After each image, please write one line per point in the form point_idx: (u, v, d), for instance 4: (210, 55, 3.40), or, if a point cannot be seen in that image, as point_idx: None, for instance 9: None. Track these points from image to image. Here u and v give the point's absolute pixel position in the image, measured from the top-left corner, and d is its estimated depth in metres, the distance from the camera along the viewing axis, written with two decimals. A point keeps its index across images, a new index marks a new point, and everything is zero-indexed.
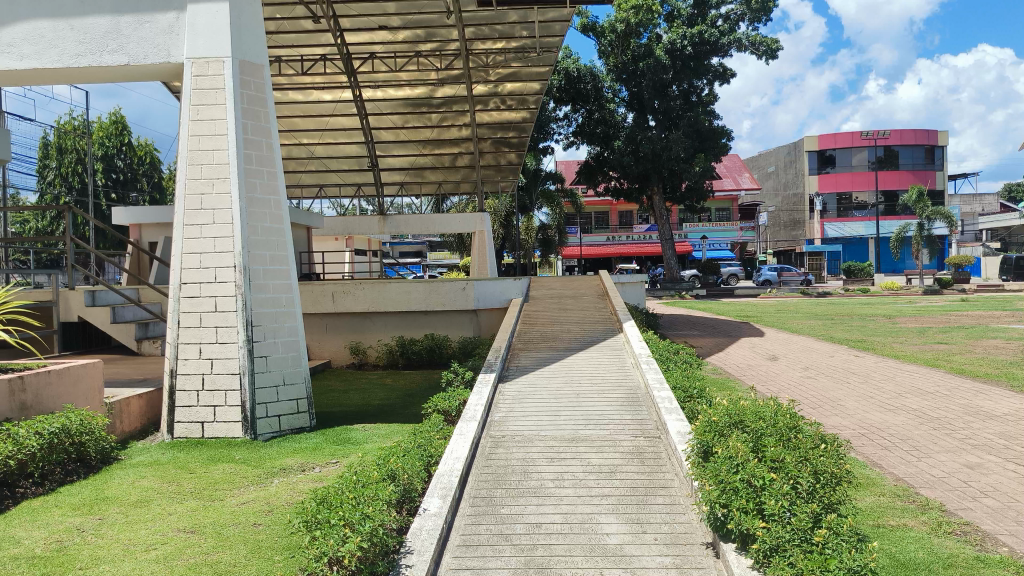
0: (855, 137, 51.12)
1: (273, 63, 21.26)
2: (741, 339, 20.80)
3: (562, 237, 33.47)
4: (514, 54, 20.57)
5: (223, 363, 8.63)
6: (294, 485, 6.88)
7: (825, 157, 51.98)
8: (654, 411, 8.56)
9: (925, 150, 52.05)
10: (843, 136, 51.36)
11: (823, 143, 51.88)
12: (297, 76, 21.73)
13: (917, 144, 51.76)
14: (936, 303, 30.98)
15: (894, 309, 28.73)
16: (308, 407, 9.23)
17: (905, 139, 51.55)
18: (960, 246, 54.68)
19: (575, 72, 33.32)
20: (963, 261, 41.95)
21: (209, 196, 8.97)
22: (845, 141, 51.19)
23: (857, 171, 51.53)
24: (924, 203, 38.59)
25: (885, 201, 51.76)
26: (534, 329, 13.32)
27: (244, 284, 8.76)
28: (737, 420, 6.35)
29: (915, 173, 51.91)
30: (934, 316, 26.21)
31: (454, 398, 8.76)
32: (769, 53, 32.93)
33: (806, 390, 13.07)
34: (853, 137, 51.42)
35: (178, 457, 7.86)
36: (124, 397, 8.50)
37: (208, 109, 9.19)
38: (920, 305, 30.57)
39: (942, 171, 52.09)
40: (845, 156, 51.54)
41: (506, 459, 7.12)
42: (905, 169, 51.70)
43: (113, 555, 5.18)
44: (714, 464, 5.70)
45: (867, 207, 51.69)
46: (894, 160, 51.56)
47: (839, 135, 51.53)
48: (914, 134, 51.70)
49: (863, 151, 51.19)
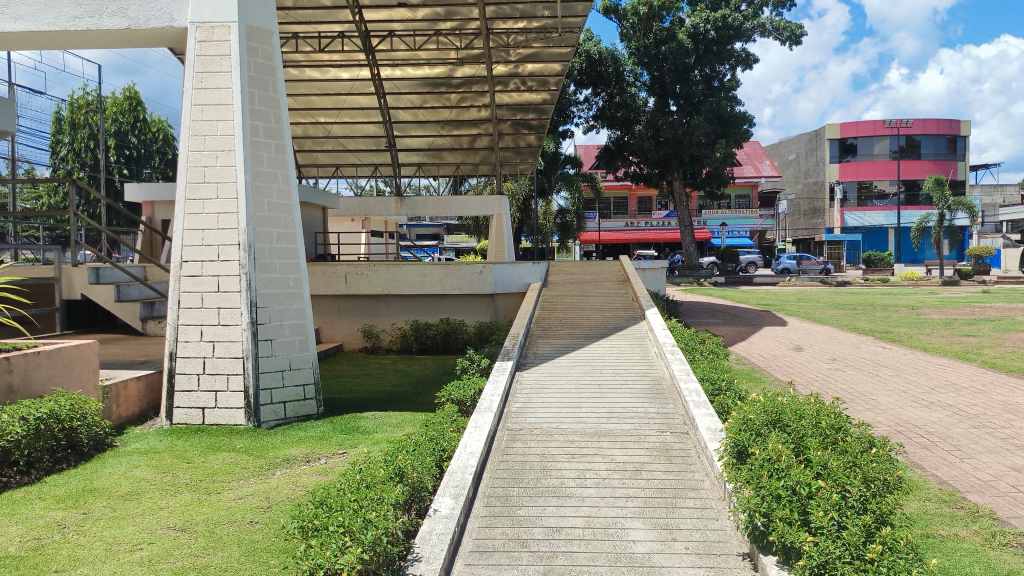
0: (877, 125, 49.55)
1: (290, 39, 20.24)
2: (764, 328, 20.13)
3: (581, 222, 32.82)
4: (535, 34, 19.69)
5: (225, 346, 8.17)
6: (297, 479, 6.48)
7: (847, 145, 50.42)
8: (679, 404, 8.03)
9: (948, 140, 50.39)
10: (866, 124, 49.64)
11: (845, 131, 50.25)
12: (314, 54, 20.98)
13: (940, 134, 50.12)
14: (959, 295, 29.85)
15: (916, 300, 27.69)
16: (315, 394, 8.78)
17: (928, 128, 49.77)
18: (981, 236, 53.00)
19: (596, 54, 32.17)
20: (985, 252, 39.83)
21: (212, 168, 8.46)
22: (868, 129, 49.54)
23: (878, 159, 50.04)
24: (942, 192, 36.85)
25: (906, 190, 50.27)
26: (553, 315, 12.77)
27: (249, 263, 8.27)
28: (775, 418, 5.70)
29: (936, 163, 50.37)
30: (959, 307, 25.23)
31: (470, 387, 8.21)
32: (793, 38, 31.63)
33: (837, 383, 12.48)
34: (877, 125, 49.69)
35: (175, 445, 7.45)
36: (121, 379, 8.14)
37: (213, 77, 8.62)
38: (942, 296, 29.57)
39: (964, 161, 50.46)
40: (867, 146, 50.00)
41: (523, 455, 6.61)
42: (927, 159, 50.11)
43: (94, 556, 4.81)
44: (752, 468, 5.12)
45: (887, 196, 50.14)
46: (916, 149, 49.95)
47: (862, 123, 49.82)
48: (936, 123, 49.92)
49: (884, 139, 49.68)
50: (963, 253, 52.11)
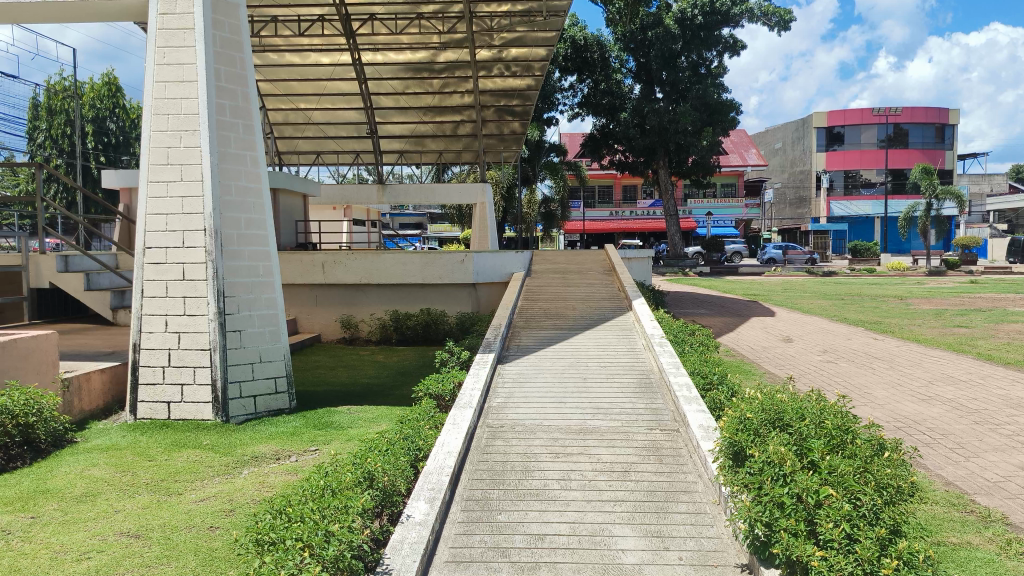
0: (865, 113, 49.32)
1: (269, 23, 19.57)
2: (752, 319, 19.86)
3: (565, 211, 32.24)
4: (520, 18, 19.01)
5: (191, 337, 7.72)
6: (264, 479, 6.10)
7: (834, 134, 50.05)
8: (669, 399, 7.73)
9: (936, 128, 50.48)
10: (854, 113, 49.45)
11: (833, 120, 49.98)
12: (294, 38, 20.32)
13: (927, 123, 50.07)
14: (947, 285, 29.78)
15: (904, 290, 27.61)
16: (287, 387, 8.36)
17: (915, 116, 49.70)
18: (968, 227, 53.17)
19: (581, 40, 31.52)
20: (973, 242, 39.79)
21: (176, 149, 7.94)
22: (855, 118, 49.38)
23: (865, 149, 49.70)
24: (931, 181, 36.77)
25: (892, 179, 50.12)
26: (536, 306, 12.39)
27: (215, 250, 7.78)
28: (775, 418, 5.39)
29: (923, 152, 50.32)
30: (947, 297, 25.14)
31: (448, 381, 7.82)
32: (782, 24, 31.02)
33: (829, 376, 12.19)
34: (864, 114, 49.51)
35: (138, 441, 7.01)
36: (83, 372, 7.65)
37: (175, 52, 8.06)
38: (929, 286, 29.53)
39: (952, 151, 50.60)
40: (854, 134, 49.72)
41: (505, 454, 6.25)
42: (914, 148, 50.10)
43: (37, 566, 4.39)
44: (754, 475, 4.80)
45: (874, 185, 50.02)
46: (904, 139, 49.88)
47: (850, 112, 49.58)
48: (924, 111, 49.80)
49: (871, 128, 49.47)
50: (950, 243, 52.30)
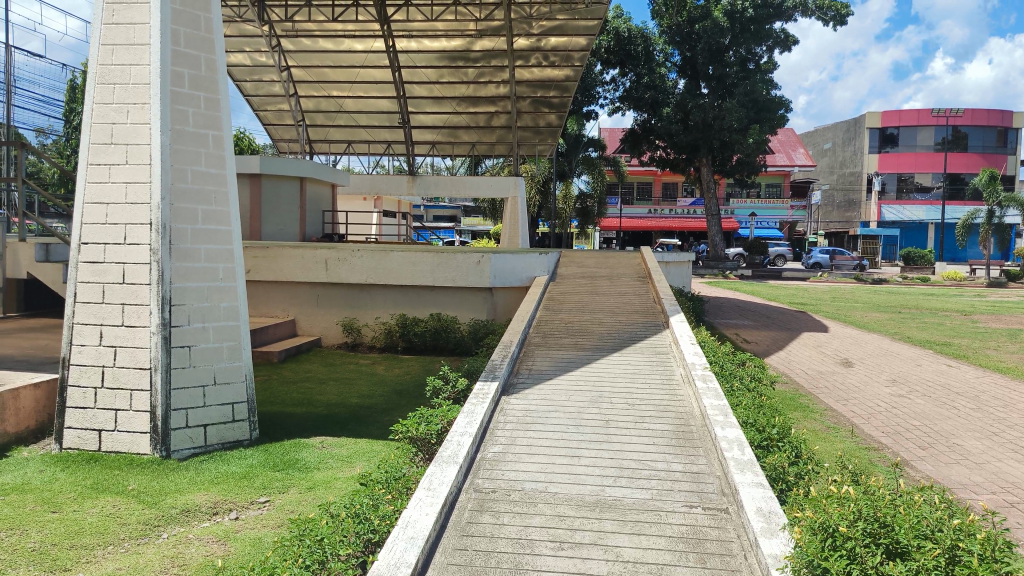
0: (922, 114, 44.74)
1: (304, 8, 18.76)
2: (802, 335, 17.63)
3: (601, 208, 29.99)
4: (560, 5, 17.26)
5: (129, 353, 6.44)
6: (182, 553, 4.72)
7: (887, 135, 45.98)
8: (714, 460, 5.97)
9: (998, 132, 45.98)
10: (910, 113, 45.06)
11: (886, 120, 45.85)
12: (328, 23, 19.44)
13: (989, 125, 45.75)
14: (1012, 299, 26.45)
15: (966, 304, 24.56)
16: (248, 415, 7.00)
17: (976, 118, 45.45)
18: None
19: (625, 31, 29.38)
20: None
21: (122, 125, 6.64)
22: (910, 118, 45.13)
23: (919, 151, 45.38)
24: (994, 187, 32.74)
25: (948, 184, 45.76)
26: (559, 319, 10.69)
27: (161, 249, 6.45)
28: (880, 532, 3.60)
29: (984, 157, 45.99)
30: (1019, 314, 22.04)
31: (436, 419, 6.26)
32: (839, 18, 28.30)
33: (906, 419, 9.96)
34: (922, 113, 45.00)
35: (53, 481, 5.81)
36: (10, 387, 6.45)
37: (126, 10, 6.73)
38: (992, 300, 26.29)
39: (1015, 155, 45.97)
40: (909, 136, 45.32)
41: (492, 539, 4.67)
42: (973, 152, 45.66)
43: None
44: None
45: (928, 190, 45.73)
46: (963, 142, 45.53)
47: (905, 111, 45.18)
48: (986, 113, 45.53)
49: (929, 129, 45.10)
50: (1011, 253, 47.74)
